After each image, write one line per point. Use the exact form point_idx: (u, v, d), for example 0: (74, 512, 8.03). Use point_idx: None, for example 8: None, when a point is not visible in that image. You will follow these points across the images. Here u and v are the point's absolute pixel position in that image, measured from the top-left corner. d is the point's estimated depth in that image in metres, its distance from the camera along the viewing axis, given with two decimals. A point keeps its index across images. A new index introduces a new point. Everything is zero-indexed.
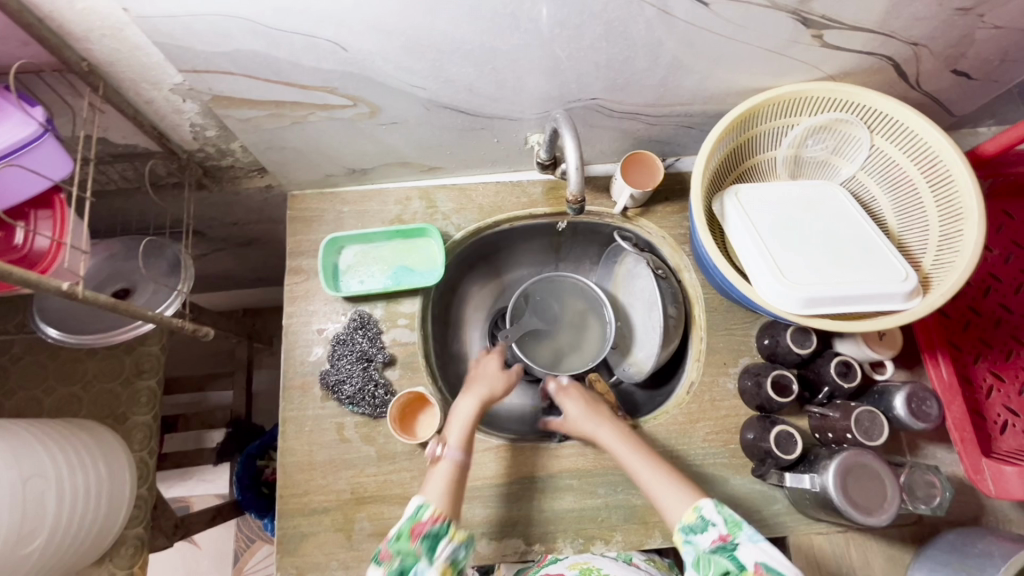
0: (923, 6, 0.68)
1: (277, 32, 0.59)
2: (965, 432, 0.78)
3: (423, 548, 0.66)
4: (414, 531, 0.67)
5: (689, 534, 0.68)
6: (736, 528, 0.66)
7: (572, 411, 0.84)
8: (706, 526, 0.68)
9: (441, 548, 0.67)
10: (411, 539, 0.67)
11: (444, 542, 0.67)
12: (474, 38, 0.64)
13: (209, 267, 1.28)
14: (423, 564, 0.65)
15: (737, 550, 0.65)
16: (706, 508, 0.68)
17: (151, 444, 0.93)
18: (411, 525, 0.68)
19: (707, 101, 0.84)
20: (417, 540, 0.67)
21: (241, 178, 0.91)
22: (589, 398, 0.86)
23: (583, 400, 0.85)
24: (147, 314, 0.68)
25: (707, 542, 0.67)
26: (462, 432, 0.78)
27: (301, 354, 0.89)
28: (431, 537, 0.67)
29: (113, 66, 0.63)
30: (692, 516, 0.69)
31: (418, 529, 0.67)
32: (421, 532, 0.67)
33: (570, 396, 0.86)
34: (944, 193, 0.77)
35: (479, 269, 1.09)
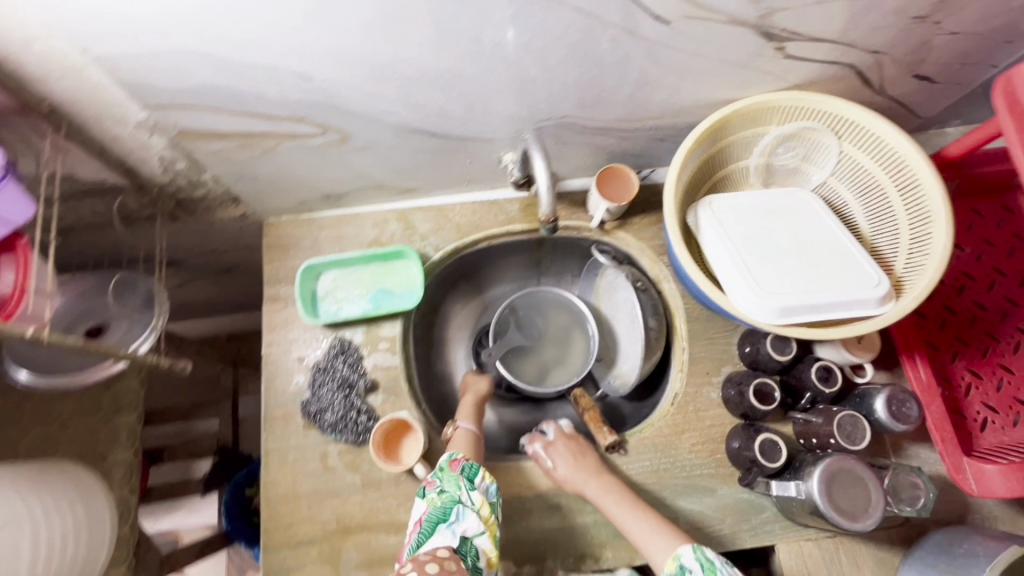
0: (880, 16, 0.69)
1: (238, 65, 0.58)
2: (945, 432, 0.79)
3: (464, 480, 0.75)
4: (453, 465, 0.77)
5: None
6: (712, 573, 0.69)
7: (560, 466, 0.83)
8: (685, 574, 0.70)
9: (479, 482, 0.76)
10: (452, 471, 0.76)
11: (481, 477, 0.77)
12: (439, 63, 0.64)
13: (188, 296, 1.27)
14: (463, 492, 0.74)
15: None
16: (685, 555, 0.71)
17: (132, 481, 0.91)
18: (450, 460, 0.78)
19: (677, 115, 0.85)
20: (457, 470, 0.76)
21: (216, 208, 0.91)
22: (575, 445, 0.86)
23: (571, 451, 0.85)
24: (119, 353, 0.67)
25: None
26: (470, 411, 0.90)
27: (282, 383, 0.88)
28: (468, 468, 0.76)
29: (75, 105, 0.63)
30: (672, 565, 0.71)
31: (456, 464, 0.78)
32: (460, 466, 0.77)
33: (557, 448, 0.85)
34: (912, 197, 0.78)
35: (461, 287, 1.08)
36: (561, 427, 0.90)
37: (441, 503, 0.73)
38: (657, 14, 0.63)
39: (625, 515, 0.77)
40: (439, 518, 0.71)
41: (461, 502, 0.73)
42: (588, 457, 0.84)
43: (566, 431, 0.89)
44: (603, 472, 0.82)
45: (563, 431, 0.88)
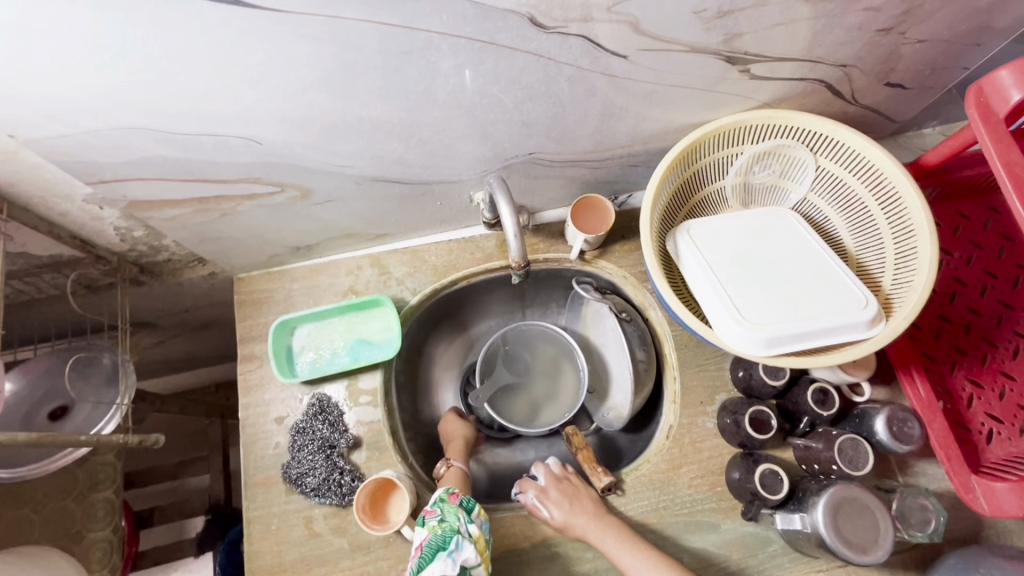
0: (843, 32, 0.68)
1: (180, 135, 0.56)
2: (951, 450, 0.76)
3: (463, 512, 0.73)
4: (453, 498, 0.75)
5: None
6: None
7: (554, 514, 0.80)
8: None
9: (477, 516, 0.74)
10: (451, 503, 0.74)
11: (478, 511, 0.75)
12: (392, 114, 0.61)
13: (166, 353, 1.23)
14: (462, 523, 0.72)
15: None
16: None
17: (112, 560, 0.87)
18: (449, 493, 0.76)
19: (648, 141, 0.83)
20: (457, 501, 0.75)
21: (182, 269, 0.88)
22: (564, 484, 0.84)
23: (566, 492, 0.82)
24: (78, 439, 0.64)
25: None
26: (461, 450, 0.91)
27: (261, 446, 0.84)
28: (467, 501, 0.75)
29: (16, 186, 0.60)
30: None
31: (456, 497, 0.75)
32: (459, 499, 0.75)
33: (552, 491, 0.82)
34: (894, 210, 0.76)
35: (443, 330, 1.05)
36: (551, 468, 0.88)
37: (440, 533, 0.70)
38: (614, 49, 0.61)
39: (622, 553, 0.75)
40: (439, 547, 0.68)
41: (459, 532, 0.71)
42: (584, 496, 0.82)
43: (556, 471, 0.87)
44: (602, 512, 0.79)
45: (552, 472, 0.87)
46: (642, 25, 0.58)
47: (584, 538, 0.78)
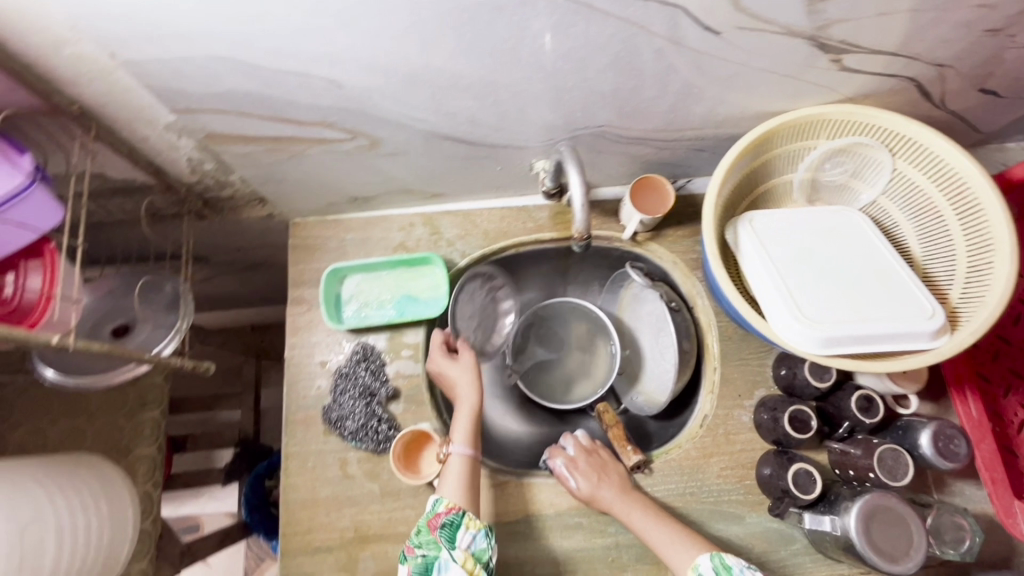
0: (948, 29, 0.64)
1: (267, 72, 0.57)
2: (996, 472, 0.75)
3: (443, 538, 0.70)
4: (431, 524, 0.72)
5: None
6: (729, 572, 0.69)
7: (579, 483, 0.81)
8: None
9: (461, 537, 0.70)
10: (430, 531, 0.71)
11: (463, 530, 0.71)
12: (471, 72, 0.61)
13: (212, 289, 1.27)
14: (443, 549, 0.70)
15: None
16: (702, 565, 0.70)
17: (156, 476, 0.92)
18: (429, 518, 0.72)
19: (719, 126, 0.81)
20: (435, 531, 0.71)
21: (242, 208, 0.90)
22: (590, 460, 0.84)
23: (592, 467, 0.83)
24: (143, 357, 0.66)
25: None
26: (466, 426, 0.80)
27: (304, 387, 0.87)
28: (447, 526, 0.71)
29: (105, 108, 0.62)
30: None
31: (435, 522, 0.72)
32: (438, 524, 0.71)
33: (576, 464, 0.83)
34: (972, 222, 0.73)
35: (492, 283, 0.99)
36: (580, 441, 0.87)
37: (422, 563, 0.69)
38: (706, 25, 0.59)
39: (646, 527, 0.76)
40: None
41: (441, 558, 0.69)
42: (607, 473, 0.82)
43: (585, 444, 0.87)
44: (627, 488, 0.80)
45: (580, 444, 0.86)
46: (742, 1, 0.56)
47: (609, 511, 0.79)
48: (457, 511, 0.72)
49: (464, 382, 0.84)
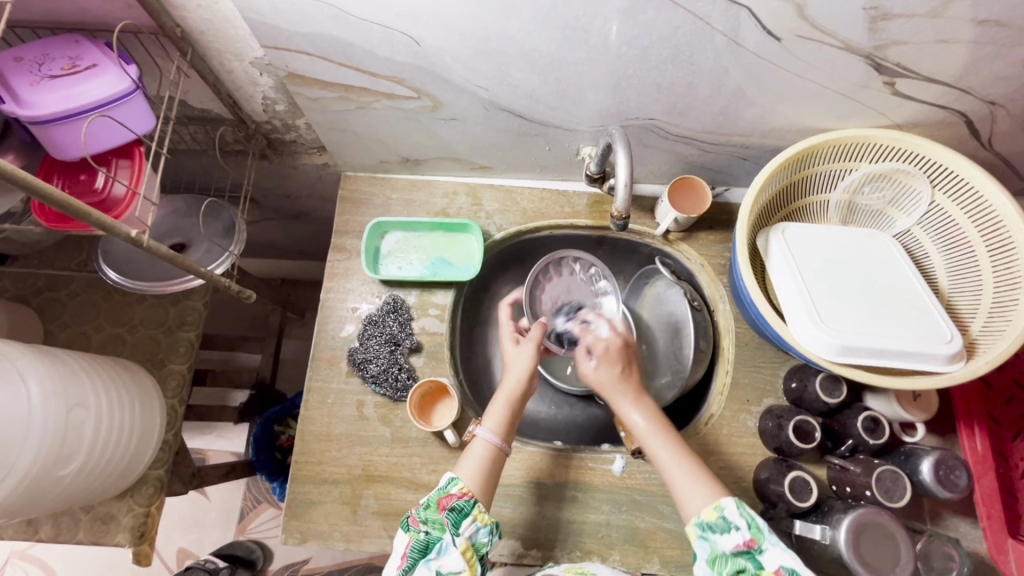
0: (1004, 66, 0.66)
1: (356, 19, 0.62)
2: (993, 509, 0.78)
3: (448, 521, 0.67)
4: (442, 503, 0.68)
5: (706, 531, 0.65)
6: (760, 534, 0.63)
7: (594, 367, 0.77)
8: (729, 528, 0.64)
9: (466, 525, 0.67)
10: (437, 510, 0.68)
11: (469, 520, 0.67)
12: (540, 45, 0.65)
13: (255, 233, 1.34)
14: (447, 533, 0.66)
15: (761, 554, 0.62)
16: (729, 509, 0.65)
17: (183, 393, 0.97)
18: (439, 496, 0.69)
19: (765, 136, 0.83)
20: (442, 512, 0.67)
21: (301, 153, 0.97)
22: (618, 352, 0.78)
23: (613, 360, 0.77)
24: (199, 270, 0.71)
25: (728, 544, 0.64)
26: (500, 413, 0.76)
27: (334, 328, 0.92)
28: (457, 510, 0.67)
29: (204, 35, 0.68)
30: (713, 514, 0.65)
31: (445, 501, 0.68)
32: (448, 505, 0.68)
33: (598, 347, 0.78)
34: (1003, 260, 0.74)
35: (546, 268, 1.00)
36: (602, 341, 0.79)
37: (423, 539, 0.66)
38: (768, 29, 0.62)
39: (668, 461, 0.71)
40: (419, 554, 0.66)
41: (443, 539, 0.66)
42: (630, 377, 0.77)
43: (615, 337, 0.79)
44: (646, 396, 0.77)
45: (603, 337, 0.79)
46: (807, 10, 0.59)
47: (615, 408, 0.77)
48: (469, 498, 0.69)
49: (513, 376, 0.79)
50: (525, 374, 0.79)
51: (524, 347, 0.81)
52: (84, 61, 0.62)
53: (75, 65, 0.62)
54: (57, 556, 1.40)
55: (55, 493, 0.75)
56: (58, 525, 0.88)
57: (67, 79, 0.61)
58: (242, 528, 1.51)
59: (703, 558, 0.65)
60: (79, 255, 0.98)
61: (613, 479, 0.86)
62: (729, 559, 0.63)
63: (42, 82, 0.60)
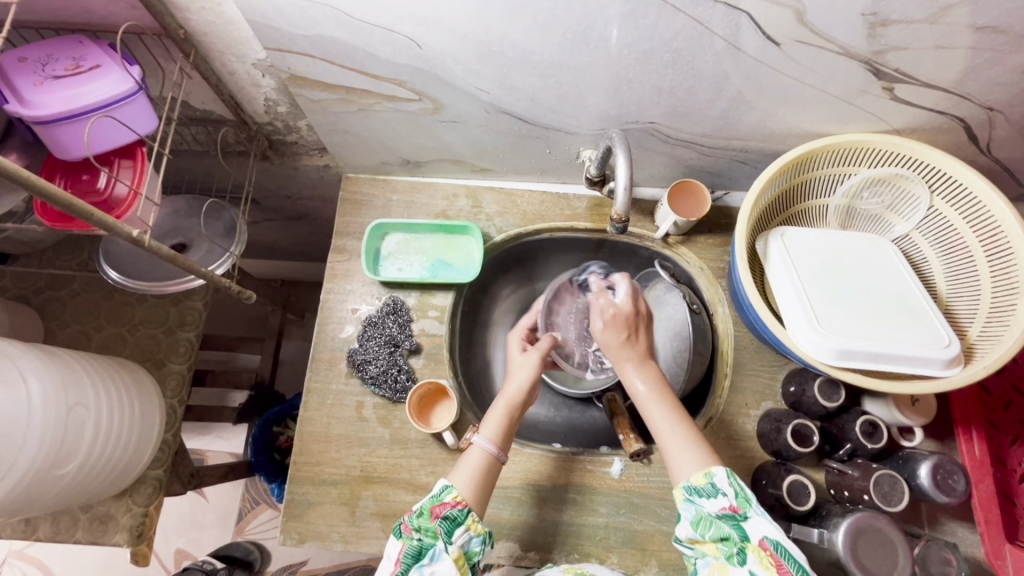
0: (1002, 72, 0.66)
1: (358, 22, 0.62)
2: (992, 513, 0.78)
3: (441, 529, 0.66)
4: (435, 511, 0.68)
5: (693, 495, 0.65)
6: (746, 503, 0.62)
7: (602, 328, 0.78)
8: (716, 493, 0.64)
9: (458, 534, 0.67)
10: (431, 518, 0.67)
11: (461, 528, 0.67)
12: (541, 49, 0.65)
13: (256, 234, 1.34)
14: (440, 540, 0.66)
15: (745, 522, 0.62)
16: (719, 476, 0.64)
17: (183, 393, 0.97)
18: (433, 504, 0.68)
19: (765, 140, 0.84)
20: (435, 520, 0.67)
21: (303, 155, 0.97)
22: (625, 320, 0.78)
23: (621, 325, 0.78)
24: (200, 271, 0.71)
25: (714, 508, 0.63)
26: (499, 420, 0.75)
27: (333, 329, 0.92)
28: (450, 518, 0.67)
29: (207, 36, 0.69)
30: (701, 480, 0.65)
31: (438, 510, 0.68)
32: (442, 513, 0.67)
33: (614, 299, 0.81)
34: (1001, 265, 0.75)
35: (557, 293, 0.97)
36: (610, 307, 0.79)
37: (416, 545, 0.66)
38: (768, 34, 0.63)
39: (665, 428, 0.70)
40: (412, 560, 0.65)
41: (436, 546, 0.65)
42: (637, 345, 0.77)
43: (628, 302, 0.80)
44: (649, 363, 0.76)
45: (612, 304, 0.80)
46: (806, 15, 0.60)
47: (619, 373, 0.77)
48: (462, 507, 0.68)
49: (515, 383, 0.78)
50: (526, 383, 0.78)
51: (528, 358, 0.80)
52: (88, 62, 0.63)
53: (79, 66, 0.62)
54: (54, 556, 1.40)
55: (54, 492, 0.75)
56: (57, 524, 0.88)
57: (70, 80, 0.61)
58: (239, 529, 1.51)
59: (688, 520, 0.65)
60: (81, 255, 0.99)
61: (612, 481, 0.86)
62: (714, 523, 0.63)
63: (46, 83, 0.61)
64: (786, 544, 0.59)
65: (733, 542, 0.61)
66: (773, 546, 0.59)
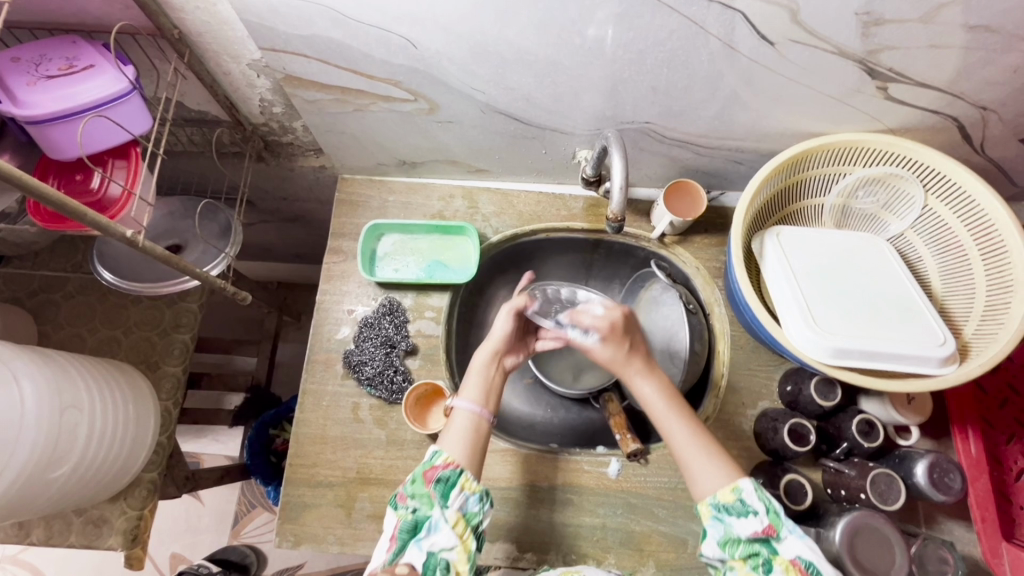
0: (995, 71, 0.67)
1: (353, 22, 0.62)
2: (987, 511, 0.79)
3: (436, 494, 0.67)
4: (428, 476, 0.69)
5: (721, 512, 0.66)
6: (777, 520, 0.64)
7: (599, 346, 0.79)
8: (748, 512, 0.65)
9: (454, 497, 0.68)
10: (424, 483, 0.68)
11: (457, 489, 0.68)
12: (537, 49, 0.66)
13: (252, 236, 1.34)
14: (436, 507, 0.66)
15: (778, 541, 0.63)
16: (747, 491, 0.66)
17: (177, 396, 0.96)
18: (425, 469, 0.70)
19: (760, 140, 0.84)
20: (430, 485, 0.68)
21: (298, 156, 0.97)
22: (622, 329, 0.79)
23: (618, 339, 0.78)
24: (195, 271, 0.71)
25: (745, 529, 0.64)
26: (477, 386, 0.78)
27: (329, 330, 0.92)
28: (443, 483, 0.68)
29: (202, 36, 0.69)
30: (729, 496, 0.66)
31: (430, 474, 0.69)
32: (434, 477, 0.68)
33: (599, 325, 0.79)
34: (995, 263, 0.75)
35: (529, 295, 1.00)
36: (604, 317, 0.79)
37: (411, 518, 0.66)
38: (763, 34, 0.63)
39: (682, 441, 0.71)
40: (408, 535, 0.65)
41: (432, 517, 0.66)
42: (637, 354, 0.78)
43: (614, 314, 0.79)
44: (656, 370, 0.78)
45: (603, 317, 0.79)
46: (800, 15, 0.60)
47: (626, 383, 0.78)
48: (454, 467, 0.69)
49: (482, 353, 0.81)
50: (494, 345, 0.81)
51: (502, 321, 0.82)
52: (82, 61, 0.62)
53: (72, 65, 0.62)
54: (48, 560, 1.39)
55: (47, 496, 0.74)
56: (50, 528, 0.87)
57: (64, 80, 0.61)
58: (236, 533, 1.50)
59: (714, 540, 0.66)
60: (75, 257, 0.98)
61: (608, 482, 0.86)
62: (743, 543, 0.64)
63: (39, 83, 0.60)
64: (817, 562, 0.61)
65: (761, 558, 0.63)
66: (806, 566, 0.61)
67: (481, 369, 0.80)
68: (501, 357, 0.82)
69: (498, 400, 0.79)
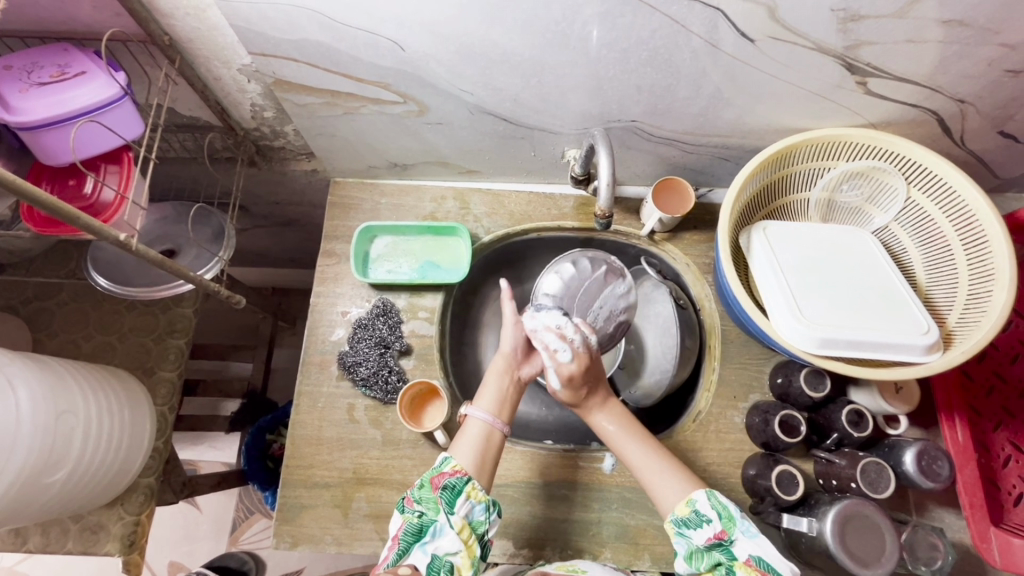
0: (971, 65, 0.68)
1: (341, 25, 0.63)
2: (976, 497, 0.79)
3: (443, 500, 0.68)
4: (436, 482, 0.70)
5: (681, 527, 0.69)
6: (730, 524, 0.67)
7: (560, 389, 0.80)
8: (702, 522, 0.68)
9: (460, 504, 0.68)
10: (432, 489, 0.69)
11: (463, 498, 0.69)
12: (523, 49, 0.67)
13: (246, 241, 1.34)
14: (442, 513, 0.67)
15: (732, 545, 0.66)
16: (701, 501, 0.69)
17: (173, 400, 0.96)
18: (433, 476, 0.71)
19: (745, 136, 0.85)
20: (437, 491, 0.69)
21: (290, 160, 0.98)
22: (581, 377, 0.79)
23: (579, 382, 0.80)
24: (189, 275, 0.72)
25: (702, 538, 0.67)
26: (493, 396, 0.80)
27: (324, 332, 0.92)
28: (450, 490, 0.69)
29: (192, 42, 0.70)
30: (686, 509, 0.69)
31: (438, 480, 0.70)
32: (442, 484, 0.69)
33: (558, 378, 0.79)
34: (977, 253, 0.76)
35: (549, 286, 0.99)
36: (563, 368, 0.79)
37: (417, 522, 0.67)
38: (744, 32, 0.64)
39: (640, 459, 0.76)
40: (412, 538, 0.66)
41: (438, 522, 0.66)
42: (596, 392, 0.81)
43: (579, 359, 0.79)
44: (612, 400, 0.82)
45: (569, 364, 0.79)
46: (778, 12, 0.61)
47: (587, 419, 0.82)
48: (461, 476, 0.70)
49: (496, 364, 0.82)
50: (511, 348, 0.83)
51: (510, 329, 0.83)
52: (73, 68, 0.63)
53: (64, 72, 0.63)
54: (45, 569, 1.39)
55: (42, 501, 0.74)
56: (47, 535, 0.88)
57: (57, 86, 0.62)
58: (233, 540, 1.50)
59: (681, 556, 0.68)
60: (68, 264, 0.98)
61: (603, 477, 0.87)
62: (705, 553, 0.67)
63: (32, 89, 0.61)
64: (770, 559, 0.63)
65: (724, 567, 0.65)
66: (757, 562, 0.63)
67: (496, 378, 0.82)
68: (516, 367, 0.83)
69: (512, 409, 0.81)
